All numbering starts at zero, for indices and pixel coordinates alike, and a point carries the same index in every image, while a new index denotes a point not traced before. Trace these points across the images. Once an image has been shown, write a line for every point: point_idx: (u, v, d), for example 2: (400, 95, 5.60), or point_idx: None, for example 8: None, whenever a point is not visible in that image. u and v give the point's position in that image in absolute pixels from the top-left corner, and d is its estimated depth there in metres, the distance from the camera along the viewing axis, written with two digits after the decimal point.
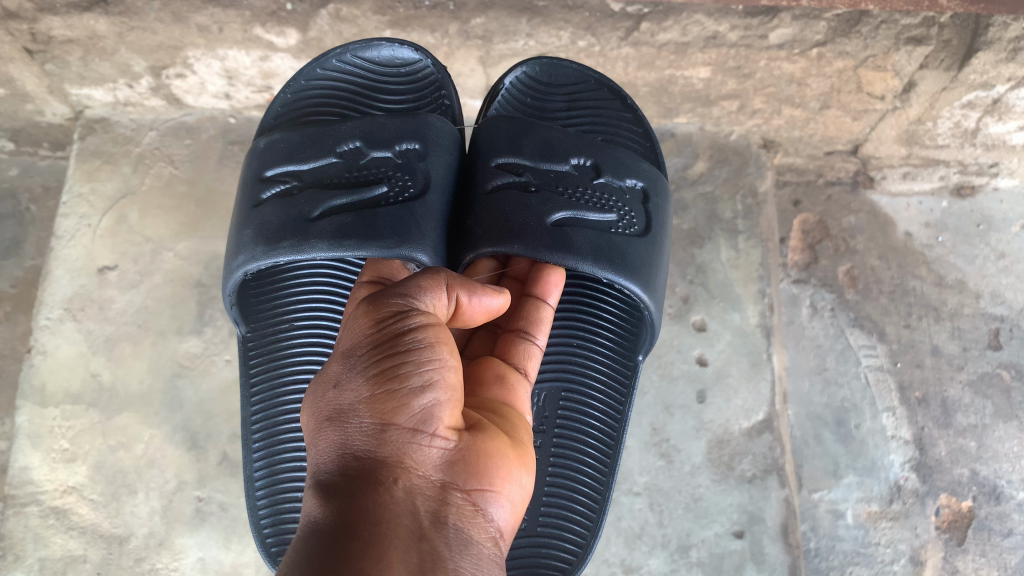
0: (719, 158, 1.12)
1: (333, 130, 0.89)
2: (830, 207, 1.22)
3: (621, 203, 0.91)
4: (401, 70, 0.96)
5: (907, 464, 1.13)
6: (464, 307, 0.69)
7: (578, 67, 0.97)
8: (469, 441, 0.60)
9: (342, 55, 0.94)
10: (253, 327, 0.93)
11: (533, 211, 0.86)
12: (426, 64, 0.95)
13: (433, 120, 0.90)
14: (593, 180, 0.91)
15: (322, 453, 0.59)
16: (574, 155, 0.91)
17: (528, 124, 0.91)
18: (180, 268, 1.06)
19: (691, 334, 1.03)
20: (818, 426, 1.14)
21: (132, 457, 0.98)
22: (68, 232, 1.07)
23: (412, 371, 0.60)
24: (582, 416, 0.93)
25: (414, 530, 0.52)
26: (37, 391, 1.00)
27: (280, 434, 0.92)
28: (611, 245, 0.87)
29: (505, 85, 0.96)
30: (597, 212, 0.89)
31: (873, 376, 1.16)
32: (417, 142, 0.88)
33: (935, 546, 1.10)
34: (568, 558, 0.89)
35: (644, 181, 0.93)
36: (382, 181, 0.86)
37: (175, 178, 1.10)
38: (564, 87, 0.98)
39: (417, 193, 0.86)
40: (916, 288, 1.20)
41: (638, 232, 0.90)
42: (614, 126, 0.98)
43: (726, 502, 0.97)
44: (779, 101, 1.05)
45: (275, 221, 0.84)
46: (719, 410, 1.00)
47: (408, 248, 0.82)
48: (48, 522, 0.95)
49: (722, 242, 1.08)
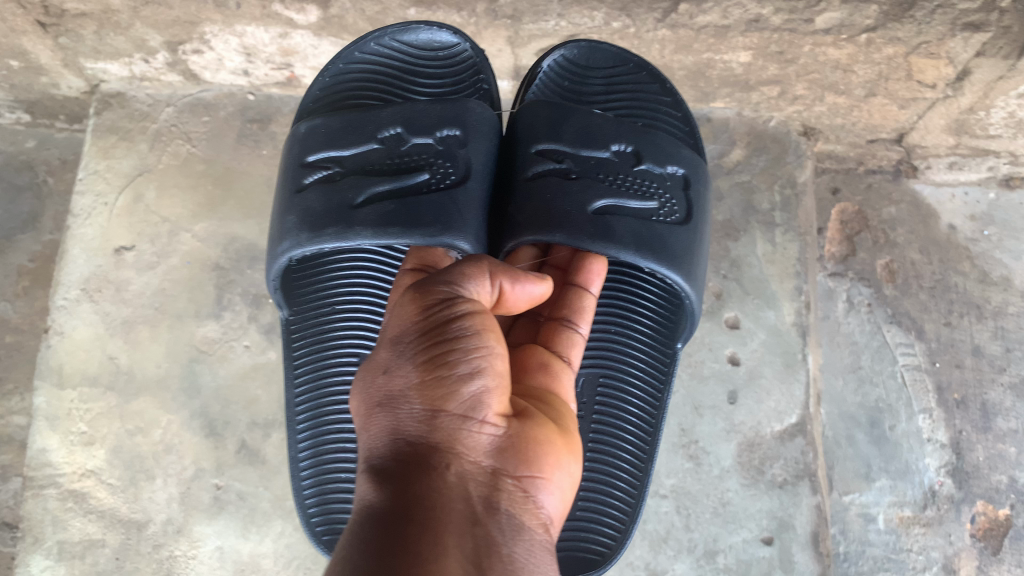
0: (757, 145, 1.07)
1: (374, 115, 0.85)
2: (871, 196, 1.17)
3: (662, 189, 0.87)
4: (440, 54, 0.92)
5: (943, 468, 1.09)
6: (507, 296, 0.65)
7: (616, 49, 0.92)
8: (518, 427, 0.57)
9: (380, 38, 0.91)
10: (295, 310, 0.90)
11: (575, 199, 0.82)
12: (465, 48, 0.92)
13: (474, 106, 0.86)
14: (633, 166, 0.86)
15: (373, 439, 0.56)
16: (614, 140, 0.87)
17: (568, 108, 0.87)
18: (198, 250, 1.03)
19: (724, 332, 1.00)
20: (851, 426, 1.10)
21: (149, 443, 0.96)
22: (84, 210, 1.04)
23: (461, 357, 0.57)
24: (621, 404, 0.91)
25: (468, 515, 0.50)
26: (54, 372, 0.98)
27: (327, 417, 0.89)
28: (652, 235, 0.84)
29: (543, 68, 0.92)
30: (638, 200, 0.85)
31: (909, 375, 1.12)
32: (459, 128, 0.85)
33: (969, 554, 1.07)
34: (608, 543, 0.87)
35: (686, 168, 0.88)
36: (425, 168, 0.83)
37: (192, 156, 1.06)
38: (603, 70, 0.93)
39: (458, 180, 0.82)
40: (958, 284, 1.15)
41: (679, 220, 0.86)
42: (652, 109, 0.93)
43: (754, 508, 0.96)
44: (823, 87, 0.99)
45: (318, 207, 0.81)
46: (750, 412, 0.98)
47: (451, 235, 0.78)
48: (66, 505, 0.94)
49: (758, 235, 1.04)
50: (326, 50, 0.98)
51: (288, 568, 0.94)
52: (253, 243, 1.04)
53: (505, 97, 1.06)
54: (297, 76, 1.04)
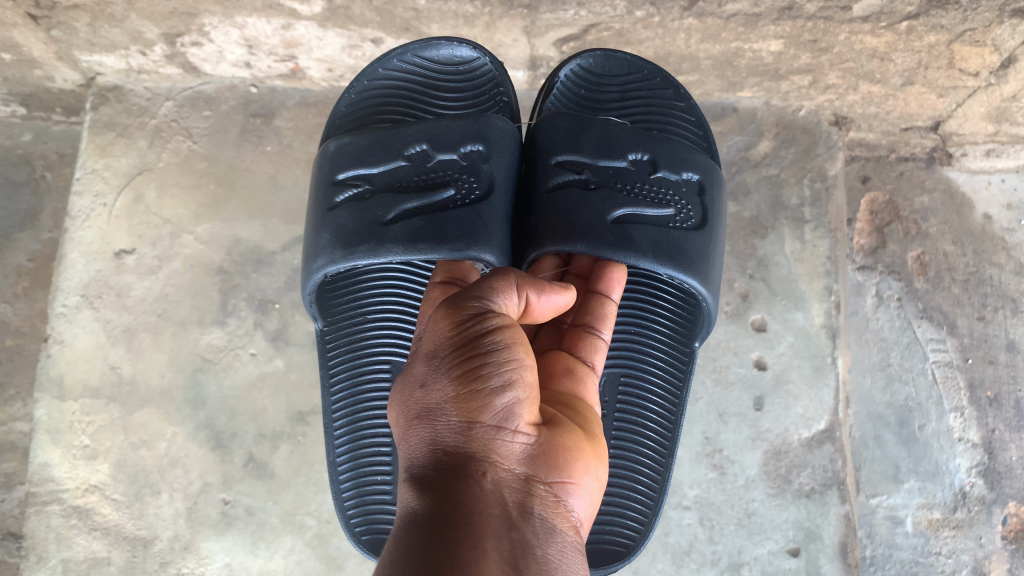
0: (786, 136, 1.03)
1: (400, 133, 0.81)
2: (903, 184, 1.04)
3: (677, 196, 0.82)
4: (460, 70, 0.88)
5: (975, 469, 0.98)
6: (533, 307, 0.61)
7: (632, 57, 0.88)
8: (549, 435, 0.54)
9: (402, 55, 0.87)
10: (330, 321, 0.87)
11: (594, 209, 0.78)
12: (486, 61, 0.88)
13: (496, 122, 0.82)
14: (650, 175, 0.82)
15: (411, 449, 0.53)
16: (631, 148, 0.82)
17: (586, 119, 0.82)
18: (201, 253, 1.00)
19: (750, 335, 0.98)
20: (878, 426, 0.99)
21: (154, 456, 0.95)
22: (82, 211, 1.00)
23: (494, 368, 0.53)
24: (641, 403, 0.87)
25: (505, 520, 0.46)
26: (55, 384, 0.95)
27: (365, 423, 0.86)
28: (670, 243, 0.79)
29: (559, 78, 0.87)
30: (655, 207, 0.81)
31: (940, 373, 1.00)
32: (482, 143, 0.81)
33: (1000, 558, 0.96)
34: (632, 535, 0.84)
35: (702, 174, 0.84)
36: (451, 185, 0.79)
37: (194, 154, 1.02)
38: (618, 77, 0.89)
39: (483, 194, 0.79)
40: (993, 277, 1.02)
41: (695, 226, 0.82)
42: (667, 115, 0.89)
43: (781, 518, 0.95)
44: (857, 76, 0.94)
45: (350, 225, 0.78)
46: (779, 419, 0.97)
47: (478, 249, 0.75)
48: (70, 522, 0.92)
49: (787, 233, 1.01)
50: (331, 42, 0.92)
51: None
52: (258, 245, 1.00)
53: (519, 86, 1.01)
54: (301, 68, 0.99)
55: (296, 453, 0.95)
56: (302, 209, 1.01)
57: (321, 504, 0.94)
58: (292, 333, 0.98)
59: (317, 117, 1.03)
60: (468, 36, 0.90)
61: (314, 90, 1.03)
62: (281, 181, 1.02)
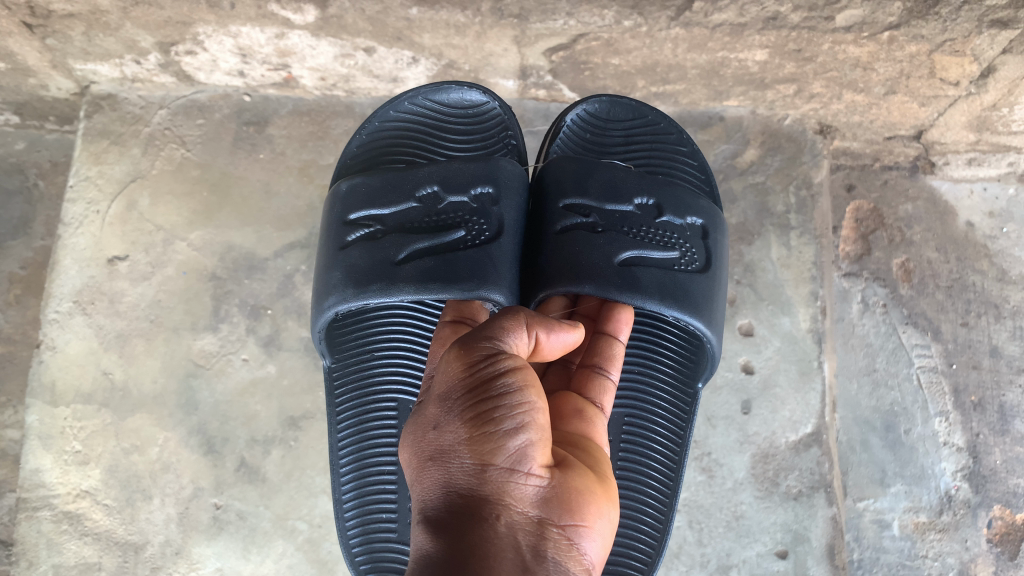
0: (772, 145, 1.04)
1: (412, 174, 0.83)
2: (886, 192, 1.06)
3: (682, 240, 0.84)
4: (469, 113, 0.92)
5: (960, 473, 0.99)
6: (543, 345, 0.62)
7: (636, 102, 0.93)
8: (563, 477, 0.54)
9: (413, 97, 0.91)
10: (338, 357, 0.87)
11: (601, 251, 0.80)
12: (495, 105, 0.92)
13: (505, 165, 0.84)
14: (655, 219, 0.84)
15: (425, 491, 0.53)
16: (636, 191, 0.85)
17: (594, 163, 0.85)
18: (193, 260, 1.00)
19: (738, 339, 1.00)
20: (865, 431, 1.00)
21: (146, 461, 0.95)
22: (75, 218, 1.00)
23: (506, 411, 0.53)
24: (647, 442, 0.88)
25: (520, 565, 0.47)
26: (47, 390, 0.96)
27: (370, 462, 0.87)
28: (675, 285, 0.81)
29: (567, 121, 0.91)
30: (660, 250, 0.82)
31: (925, 378, 1.01)
32: (492, 185, 0.83)
33: (985, 561, 0.97)
34: (639, 567, 0.85)
35: (705, 217, 0.86)
36: (460, 225, 0.81)
37: (187, 161, 1.03)
38: (622, 123, 0.93)
39: (492, 236, 0.80)
40: (976, 283, 1.04)
41: (699, 268, 0.84)
42: (670, 159, 0.93)
43: (769, 520, 0.96)
44: (841, 85, 0.95)
45: (362, 264, 0.79)
46: (766, 422, 0.98)
47: (488, 289, 0.77)
48: (61, 527, 0.93)
49: (773, 239, 1.02)
50: (324, 50, 0.93)
51: None
52: (251, 251, 1.01)
53: (509, 95, 1.02)
54: (295, 76, 1.00)
55: (288, 457, 0.96)
56: (295, 215, 1.02)
57: (313, 508, 0.95)
58: (284, 339, 0.98)
59: (310, 126, 1.04)
60: (459, 45, 0.90)
61: (307, 99, 1.04)
62: (274, 188, 1.03)
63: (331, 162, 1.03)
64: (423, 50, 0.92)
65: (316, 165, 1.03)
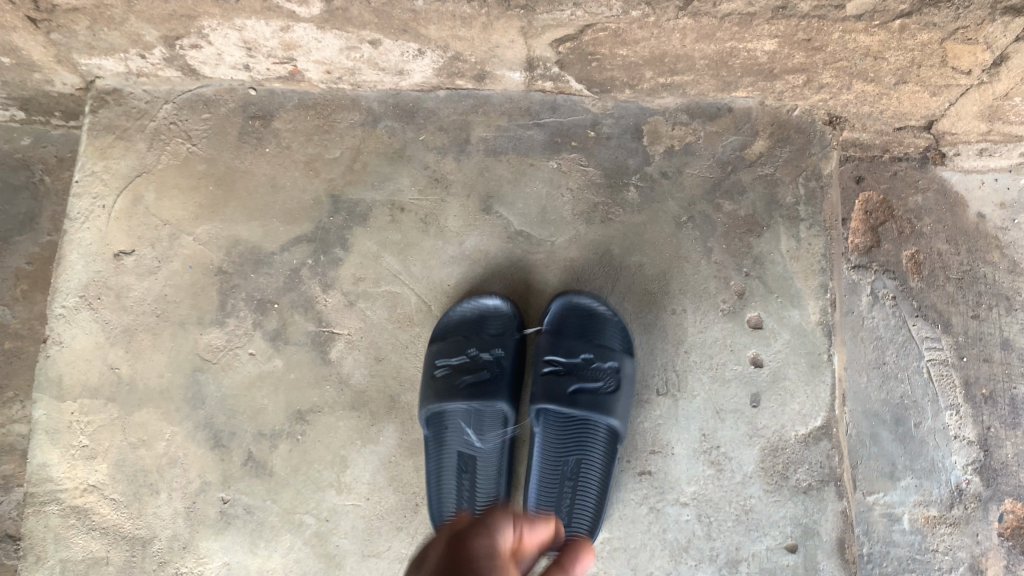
0: (780, 136, 1.02)
1: (451, 332, 0.96)
2: (896, 183, 1.05)
3: (605, 376, 0.94)
4: (491, 314, 0.97)
5: (971, 466, 0.99)
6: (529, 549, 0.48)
7: (591, 307, 0.96)
8: None
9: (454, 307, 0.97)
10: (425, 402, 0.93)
11: (545, 387, 0.94)
12: (509, 309, 0.97)
13: (511, 342, 0.96)
14: (590, 365, 0.95)
15: None
16: (575, 353, 0.95)
17: (560, 296, 0.97)
18: (199, 254, 1.00)
19: (746, 332, 0.99)
20: (874, 425, 1.00)
21: (153, 456, 0.95)
22: (81, 213, 1.00)
23: None
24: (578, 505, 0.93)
25: None
26: (54, 384, 0.96)
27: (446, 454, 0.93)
28: (600, 406, 0.92)
29: (546, 315, 0.97)
30: (588, 385, 0.93)
31: (935, 371, 1.00)
32: (502, 346, 0.96)
33: (997, 555, 0.96)
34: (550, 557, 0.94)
35: (621, 365, 0.94)
36: (484, 369, 0.95)
37: (192, 156, 1.02)
38: (580, 322, 0.97)
39: (495, 372, 0.95)
40: (987, 275, 1.03)
41: (612, 390, 0.93)
42: (604, 321, 0.96)
43: (778, 514, 0.95)
44: (851, 75, 0.93)
45: (427, 387, 0.94)
46: (775, 415, 0.97)
47: (493, 406, 0.93)
48: (68, 522, 0.93)
49: (782, 231, 1.00)
50: (330, 44, 0.92)
51: None
52: (257, 245, 1.00)
53: (515, 87, 1.00)
54: (300, 70, 0.99)
55: (295, 452, 0.96)
56: (302, 210, 1.01)
57: (320, 502, 0.95)
58: (290, 333, 0.98)
59: (315, 120, 1.03)
60: (465, 36, 0.90)
61: (313, 92, 1.03)
62: (280, 181, 1.02)
63: (337, 156, 1.02)
64: (429, 43, 0.92)
65: (322, 159, 1.02)
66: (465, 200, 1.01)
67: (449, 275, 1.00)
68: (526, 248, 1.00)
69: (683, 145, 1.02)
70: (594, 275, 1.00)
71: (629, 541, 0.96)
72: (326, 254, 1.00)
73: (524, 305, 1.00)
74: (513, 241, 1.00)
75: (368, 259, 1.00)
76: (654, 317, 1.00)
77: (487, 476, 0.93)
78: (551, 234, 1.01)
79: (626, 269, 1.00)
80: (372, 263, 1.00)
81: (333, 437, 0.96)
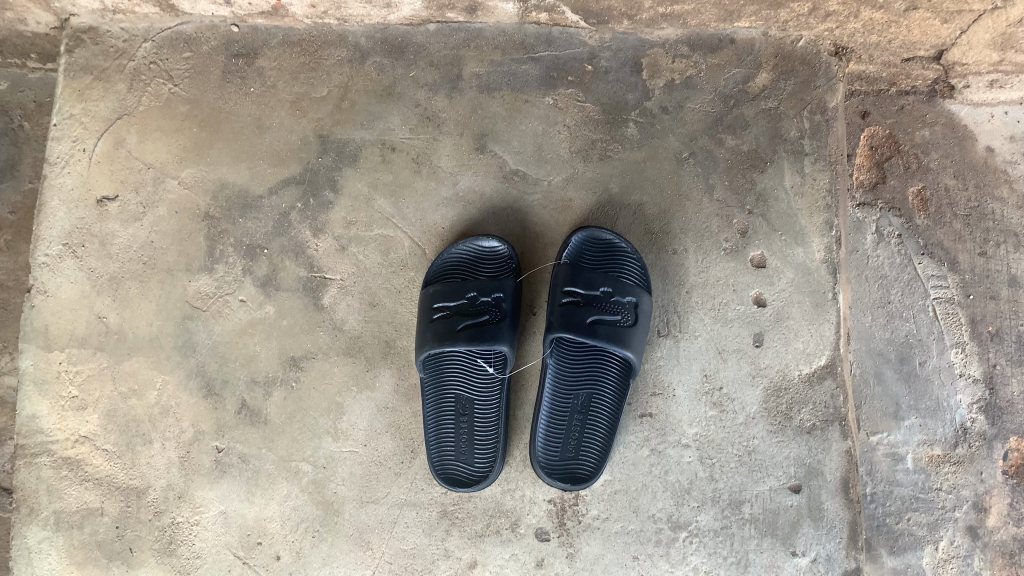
0: (784, 68, 0.98)
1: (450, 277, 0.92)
2: (903, 118, 0.99)
3: (620, 310, 0.89)
4: (486, 257, 0.93)
5: (976, 405, 0.96)
6: None
7: (610, 241, 0.93)
8: None
9: (455, 249, 0.94)
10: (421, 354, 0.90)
11: (560, 314, 0.88)
12: (507, 250, 0.93)
13: (510, 283, 0.91)
14: (606, 298, 0.90)
15: None
16: (595, 285, 0.90)
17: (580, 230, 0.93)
18: (185, 199, 0.97)
19: (749, 272, 0.96)
20: (878, 363, 0.96)
21: (144, 405, 0.95)
22: (61, 157, 0.96)
23: None
24: (585, 437, 0.91)
25: None
26: (40, 334, 0.94)
27: (448, 410, 0.91)
28: (615, 337, 0.87)
29: (565, 247, 0.93)
30: (605, 316, 0.88)
31: (941, 309, 0.96)
32: (502, 288, 0.91)
33: (1000, 493, 0.95)
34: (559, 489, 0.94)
35: (640, 301, 0.90)
36: (485, 312, 0.89)
37: (175, 97, 0.98)
38: (597, 257, 0.93)
39: (498, 311, 0.89)
40: (995, 211, 0.98)
41: (629, 325, 0.88)
42: (623, 262, 0.92)
43: (782, 455, 0.95)
44: (857, 2, 0.89)
45: (423, 327, 0.89)
46: (778, 355, 0.96)
47: (495, 344, 0.87)
48: (61, 473, 0.93)
49: (786, 167, 0.98)
50: None
51: (296, 528, 0.94)
52: (244, 188, 0.97)
53: (508, 19, 0.96)
54: (284, 5, 0.94)
55: (290, 399, 0.95)
56: (289, 151, 0.97)
57: (317, 449, 0.94)
58: (281, 279, 0.96)
59: (301, 57, 0.99)
60: None
61: (298, 28, 0.98)
62: (266, 122, 0.98)
63: (324, 95, 0.98)
64: None
65: (309, 98, 0.98)
66: (458, 139, 0.98)
67: (444, 216, 0.97)
68: (522, 188, 0.97)
69: (683, 78, 0.98)
70: (593, 215, 0.97)
71: (630, 484, 0.95)
72: (316, 197, 0.97)
73: (520, 246, 0.97)
74: (508, 181, 0.97)
75: (359, 202, 0.97)
76: (655, 258, 0.97)
77: (485, 417, 0.91)
78: (547, 173, 0.97)
79: (626, 208, 0.97)
80: (364, 206, 0.97)
81: (328, 383, 0.95)
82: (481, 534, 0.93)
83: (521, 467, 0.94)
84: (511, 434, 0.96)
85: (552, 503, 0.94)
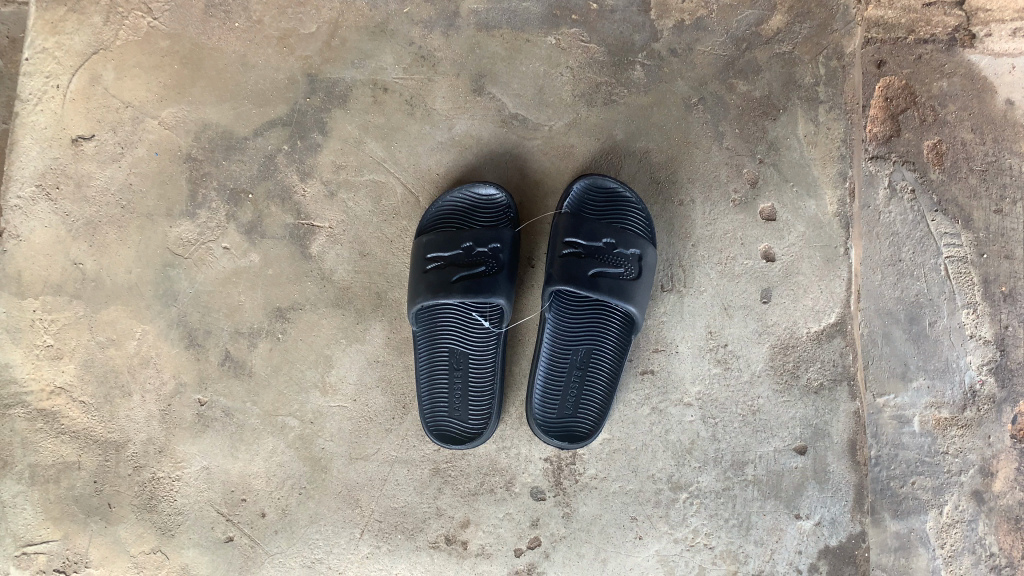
0: (800, 10, 0.93)
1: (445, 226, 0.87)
2: (921, 68, 0.93)
3: (623, 262, 0.85)
4: (483, 206, 0.89)
5: (986, 366, 0.92)
6: None
7: (613, 190, 0.88)
8: None
9: (451, 197, 0.89)
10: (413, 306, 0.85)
11: (560, 265, 0.83)
12: (505, 199, 0.89)
13: (507, 233, 0.86)
14: (608, 249, 0.85)
15: None
16: (597, 236, 0.85)
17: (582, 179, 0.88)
18: (165, 139, 0.92)
19: (759, 224, 0.92)
20: (888, 323, 0.92)
21: (123, 356, 0.91)
22: (33, 94, 0.90)
23: None
24: (583, 393, 0.87)
25: None
26: (13, 280, 0.90)
27: (441, 364, 0.87)
28: (617, 290, 0.83)
29: (567, 197, 0.88)
30: (607, 268, 0.83)
31: (953, 268, 0.92)
32: (500, 239, 0.86)
33: (1009, 457, 0.92)
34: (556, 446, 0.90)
35: (644, 254, 0.85)
36: (481, 262, 0.84)
37: (154, 31, 0.92)
38: (600, 208, 0.88)
39: (495, 262, 0.84)
40: (1014, 166, 0.92)
41: (631, 278, 0.84)
42: (627, 213, 0.88)
43: (788, 415, 0.92)
44: None
45: (416, 278, 0.85)
46: (786, 311, 0.92)
47: (491, 297, 0.83)
48: (36, 425, 0.89)
49: (800, 115, 0.93)
50: None
51: (281, 484, 0.90)
52: (228, 129, 0.92)
53: None
54: None
55: (276, 351, 0.91)
56: (275, 91, 0.92)
57: (304, 404, 0.91)
58: (267, 226, 0.91)
59: None
60: None
61: None
62: (251, 60, 0.92)
63: (313, 31, 0.92)
64: None
65: (297, 35, 0.93)
66: (454, 80, 0.92)
67: (438, 161, 0.92)
68: (521, 133, 0.93)
69: (693, 19, 0.93)
70: (595, 162, 0.92)
71: (629, 442, 0.91)
72: (303, 139, 0.92)
73: (519, 194, 0.93)
74: (507, 125, 0.93)
75: (350, 145, 0.92)
76: (660, 209, 0.93)
77: (480, 371, 0.87)
78: (548, 118, 0.92)
79: (630, 156, 0.93)
80: (354, 150, 0.92)
81: (317, 335, 0.91)
82: (475, 492, 0.90)
83: (518, 424, 0.91)
84: (508, 390, 0.92)
85: (548, 461, 0.91)
